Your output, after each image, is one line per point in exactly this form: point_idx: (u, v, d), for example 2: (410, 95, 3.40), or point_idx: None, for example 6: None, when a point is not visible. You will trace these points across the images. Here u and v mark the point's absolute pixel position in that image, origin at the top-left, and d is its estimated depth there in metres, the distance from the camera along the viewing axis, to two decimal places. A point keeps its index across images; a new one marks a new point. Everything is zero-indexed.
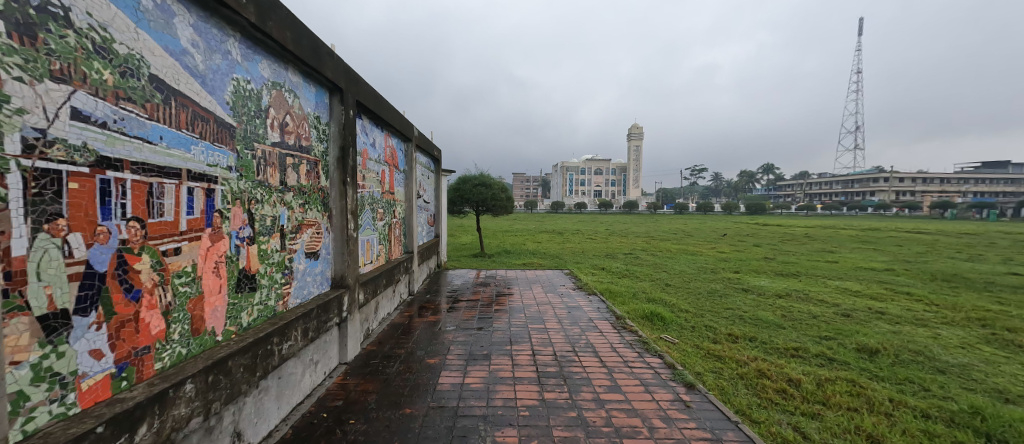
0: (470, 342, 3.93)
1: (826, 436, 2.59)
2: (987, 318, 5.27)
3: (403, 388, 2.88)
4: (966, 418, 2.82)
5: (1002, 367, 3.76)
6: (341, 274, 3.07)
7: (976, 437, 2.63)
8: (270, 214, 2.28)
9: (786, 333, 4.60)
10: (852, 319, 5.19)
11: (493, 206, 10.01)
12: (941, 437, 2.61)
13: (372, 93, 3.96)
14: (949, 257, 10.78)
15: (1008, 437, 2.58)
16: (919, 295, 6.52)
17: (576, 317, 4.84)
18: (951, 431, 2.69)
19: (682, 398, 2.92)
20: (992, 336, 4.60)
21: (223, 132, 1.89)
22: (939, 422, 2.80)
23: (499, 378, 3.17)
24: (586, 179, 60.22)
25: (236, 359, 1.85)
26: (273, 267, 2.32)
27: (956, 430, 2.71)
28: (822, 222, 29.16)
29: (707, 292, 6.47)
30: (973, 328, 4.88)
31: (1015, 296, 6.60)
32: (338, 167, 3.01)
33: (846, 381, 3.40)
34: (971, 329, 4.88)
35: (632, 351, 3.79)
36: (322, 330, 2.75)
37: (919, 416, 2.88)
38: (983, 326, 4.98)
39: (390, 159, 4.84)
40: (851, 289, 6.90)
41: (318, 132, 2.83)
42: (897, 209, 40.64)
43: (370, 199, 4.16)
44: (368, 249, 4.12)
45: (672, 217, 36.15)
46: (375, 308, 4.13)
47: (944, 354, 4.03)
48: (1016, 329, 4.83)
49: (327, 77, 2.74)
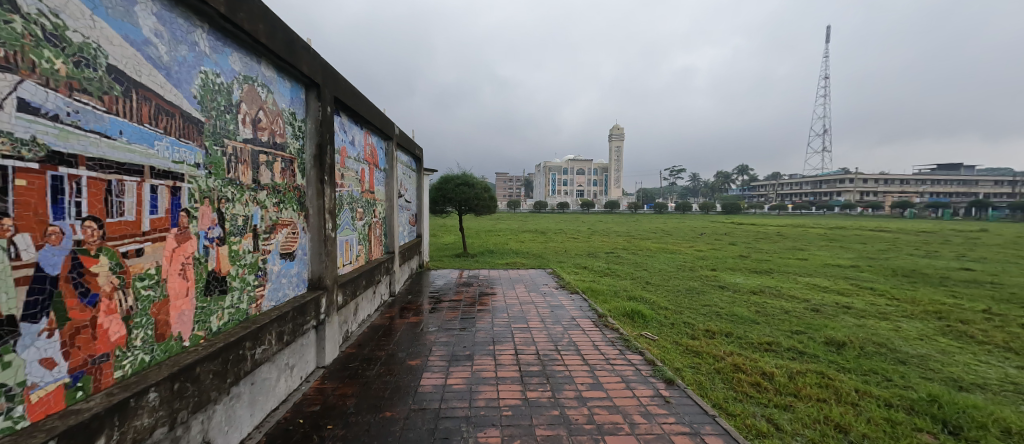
0: (452, 343, 3.88)
1: (799, 427, 2.66)
2: (942, 310, 5.53)
3: (383, 391, 2.82)
4: (924, 405, 2.94)
5: (957, 357, 3.95)
6: (318, 275, 2.98)
7: (933, 424, 2.75)
8: (242, 214, 2.19)
9: (760, 328, 4.71)
10: (821, 314, 5.37)
11: (476, 205, 9.96)
12: (902, 425, 2.71)
13: (351, 90, 3.86)
14: (910, 254, 11.28)
15: (963, 423, 2.70)
16: (883, 290, 6.79)
17: (559, 316, 4.85)
18: (911, 419, 2.79)
19: (662, 394, 2.95)
20: (946, 328, 4.83)
21: (190, 127, 1.79)
22: (901, 410, 2.91)
23: (482, 378, 3.14)
24: (568, 179, 60.65)
25: (205, 365, 1.77)
26: (244, 268, 2.23)
27: (916, 417, 2.82)
28: (793, 220, 30.15)
29: (685, 290, 6.58)
30: (931, 321, 5.11)
31: (969, 290, 6.95)
32: (315, 166, 2.92)
33: (816, 373, 3.50)
34: (930, 321, 5.11)
35: (613, 349, 3.81)
36: (298, 333, 2.66)
37: (882, 405, 2.99)
38: (939, 318, 5.23)
39: (370, 157, 4.74)
40: (820, 285, 7.14)
41: (294, 128, 2.74)
42: (864, 208, 42.34)
43: (349, 198, 4.07)
44: (347, 249, 4.02)
45: (651, 217, 36.71)
46: (354, 310, 4.03)
47: (905, 345, 4.21)
48: (970, 321, 5.09)
49: (303, 72, 2.66)
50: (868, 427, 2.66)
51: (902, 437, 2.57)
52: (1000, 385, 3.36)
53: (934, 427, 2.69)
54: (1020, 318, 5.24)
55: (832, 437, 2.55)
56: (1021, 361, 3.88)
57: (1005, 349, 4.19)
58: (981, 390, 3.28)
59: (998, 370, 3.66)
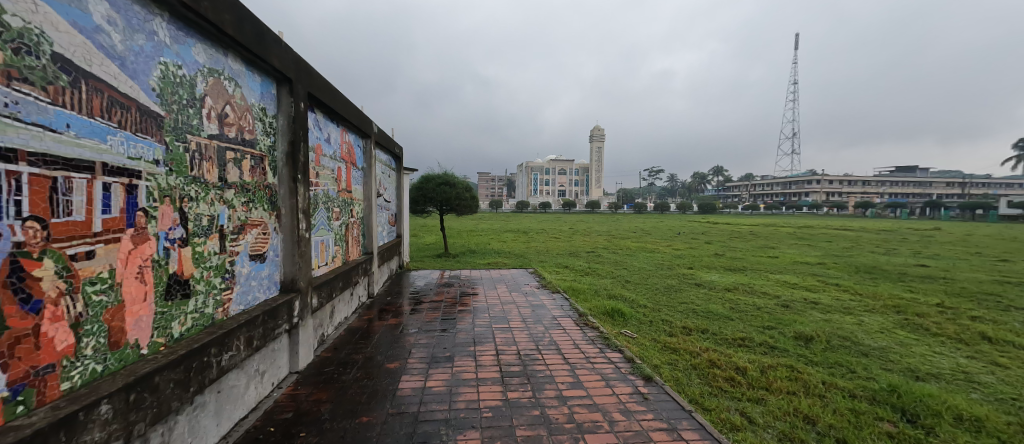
0: (433, 345, 3.82)
1: (770, 419, 2.71)
2: (901, 304, 5.78)
3: (359, 395, 2.74)
4: (885, 395, 3.04)
5: (914, 348, 4.12)
6: (292, 277, 2.87)
7: (893, 412, 2.85)
8: (207, 213, 2.08)
9: (734, 324, 4.81)
10: (790, 309, 5.53)
11: (457, 205, 9.88)
12: (865, 414, 2.80)
13: (326, 85, 3.74)
14: (872, 251, 11.77)
15: (920, 411, 2.81)
16: (847, 285, 7.06)
17: (540, 316, 4.84)
18: (873, 408, 2.89)
19: (640, 391, 2.97)
20: (903, 321, 5.05)
21: (147, 121, 1.69)
22: (863, 400, 3.00)
23: (462, 380, 3.09)
24: (549, 179, 60.98)
25: (165, 374, 1.68)
26: (210, 271, 2.12)
27: (878, 407, 2.92)
28: (765, 221, 31.04)
29: (663, 288, 6.68)
30: (890, 314, 5.33)
31: (924, 284, 7.29)
32: (287, 164, 2.81)
33: (786, 367, 3.58)
34: (888, 315, 5.33)
35: (593, 347, 3.82)
36: (269, 338, 2.55)
37: (847, 396, 3.08)
38: (897, 312, 5.46)
39: (346, 156, 4.62)
40: (790, 281, 7.36)
41: (264, 125, 2.63)
42: (831, 208, 44.01)
43: (324, 197, 3.95)
44: (323, 250, 3.90)
45: (630, 217, 37.21)
46: (330, 313, 3.92)
47: (867, 338, 4.37)
48: (925, 314, 5.33)
49: (274, 66, 2.55)
50: (834, 418, 2.74)
51: (865, 426, 2.66)
52: (953, 374, 3.52)
53: (894, 416, 2.79)
54: (970, 311, 5.52)
55: (801, 429, 2.61)
56: (972, 351, 4.08)
57: (956, 340, 4.41)
58: (936, 380, 3.43)
59: (951, 360, 3.84)
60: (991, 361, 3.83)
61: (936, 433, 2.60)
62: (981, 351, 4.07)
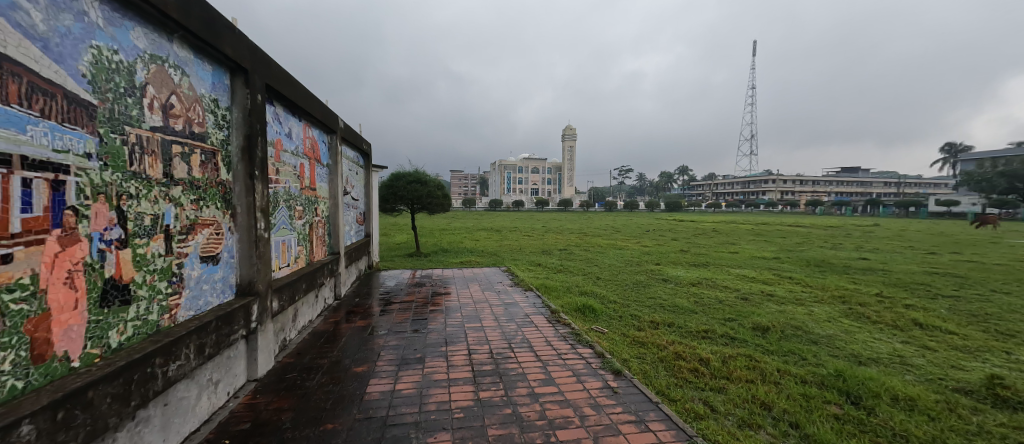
0: (403, 346, 3.72)
1: (730, 407, 2.79)
2: (846, 295, 6.13)
3: (324, 401, 2.62)
4: (832, 380, 3.19)
5: (857, 335, 4.37)
6: (249, 279, 2.71)
7: (839, 396, 3.00)
8: (150, 212, 1.92)
9: (698, 317, 4.95)
10: (749, 301, 5.76)
11: (428, 203, 9.71)
12: (815, 398, 2.94)
13: (286, 77, 3.55)
14: (821, 247, 12.44)
15: (862, 393, 2.97)
16: (799, 278, 7.42)
17: (513, 314, 4.82)
18: (822, 392, 3.03)
19: (610, 385, 2.99)
20: (848, 310, 5.35)
21: (77, 110, 1.53)
22: (813, 386, 3.15)
23: (433, 381, 3.01)
24: (521, 178, 61.18)
25: (100, 388, 1.53)
26: (154, 275, 1.96)
27: (826, 391, 3.06)
28: (726, 218, 32.26)
29: (632, 284, 6.80)
30: (837, 304, 5.64)
31: (864, 276, 7.78)
32: (243, 159, 2.64)
33: (745, 356, 3.71)
34: (835, 305, 5.64)
35: (565, 344, 3.83)
36: (223, 345, 2.40)
37: (799, 382, 3.22)
38: (842, 302, 5.80)
39: (309, 151, 4.43)
40: (749, 275, 7.68)
41: (216, 117, 2.46)
42: (787, 206, 46.31)
43: (285, 195, 3.76)
44: (284, 250, 3.72)
45: (600, 216, 37.80)
46: (292, 316, 3.74)
47: (817, 327, 4.59)
48: (866, 303, 5.68)
49: (226, 55, 2.39)
50: (787, 403, 2.85)
51: (814, 410, 2.78)
52: (891, 358, 3.75)
53: (840, 399, 2.94)
54: (904, 300, 5.92)
55: (758, 415, 2.70)
56: (907, 336, 4.37)
57: (893, 326, 4.71)
58: (876, 364, 3.65)
59: (889, 345, 4.09)
60: (922, 344, 4.11)
61: (876, 413, 2.75)
62: (914, 336, 4.36)
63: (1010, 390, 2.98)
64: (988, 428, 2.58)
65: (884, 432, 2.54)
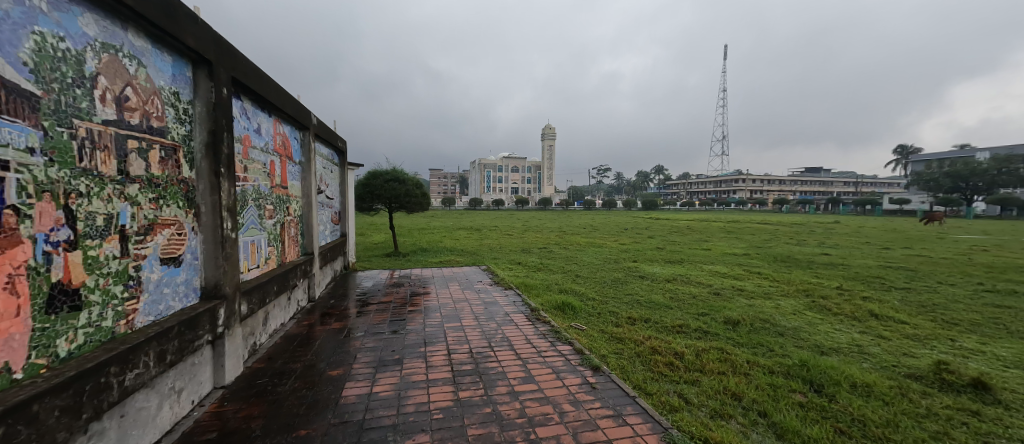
0: (381, 347, 3.64)
1: (703, 398, 2.85)
2: (810, 289, 6.38)
3: (297, 407, 2.53)
4: (797, 369, 3.31)
5: (820, 326, 4.55)
6: (214, 282, 2.59)
7: (804, 384, 3.10)
8: (104, 212, 1.80)
9: (673, 312, 5.05)
10: (721, 296, 5.92)
11: (407, 202, 9.56)
12: (781, 388, 3.03)
13: (253, 70, 3.41)
14: (787, 243, 12.92)
15: (824, 381, 3.09)
16: (767, 273, 7.68)
17: (493, 312, 4.80)
18: (788, 382, 3.13)
19: (589, 380, 3.00)
20: (812, 303, 5.57)
21: (18, 102, 1.42)
22: (780, 375, 3.25)
23: (412, 382, 2.95)
24: (501, 176, 61.14)
25: (46, 401, 1.43)
26: (109, 278, 1.84)
27: (792, 380, 3.17)
28: (699, 216, 33.08)
29: (610, 281, 6.88)
30: (801, 297, 5.87)
31: (826, 270, 8.12)
32: (207, 156, 2.52)
33: (717, 349, 3.80)
34: (800, 298, 5.87)
35: (545, 341, 3.84)
36: (187, 351, 2.28)
37: (767, 372, 3.32)
38: (806, 295, 6.03)
39: (280, 148, 4.27)
40: (721, 271, 7.90)
41: (177, 111, 2.33)
42: (757, 204, 47.92)
43: (254, 193, 3.62)
44: (253, 251, 3.57)
45: (578, 214, 38.17)
46: (263, 319, 3.60)
47: (783, 320, 4.75)
48: (828, 296, 5.93)
49: (187, 45, 2.27)
50: (755, 393, 2.93)
51: (781, 398, 2.86)
52: (850, 348, 3.91)
53: (804, 387, 3.04)
54: (863, 292, 6.21)
55: (730, 405, 2.76)
56: (864, 326, 4.58)
57: (851, 317, 4.93)
58: (837, 353, 3.80)
59: (848, 335, 4.28)
60: (879, 334, 4.31)
61: (836, 399, 2.86)
62: (870, 326, 4.57)
63: (953, 374, 3.13)
64: (935, 410, 2.71)
65: (844, 418, 2.63)
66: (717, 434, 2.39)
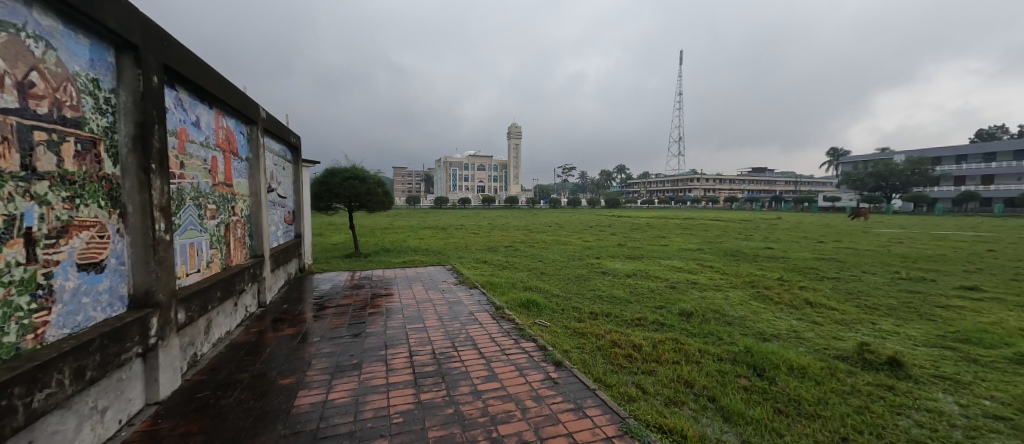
0: (338, 352, 3.48)
1: (659, 388, 2.93)
2: (755, 280, 6.76)
3: (243, 420, 2.36)
4: (743, 356, 3.48)
5: (763, 315, 4.82)
6: (145, 289, 2.36)
7: (748, 369, 3.27)
8: (3, 213, 1.59)
9: (632, 306, 5.19)
10: (676, 289, 6.15)
11: (367, 201, 9.24)
12: (728, 373, 3.17)
13: (190, 57, 3.15)
14: (737, 238, 13.63)
15: (765, 365, 3.27)
16: (718, 267, 8.06)
17: (457, 312, 4.72)
18: (734, 367, 3.27)
19: (551, 376, 3.01)
20: (757, 293, 5.90)
21: None
22: (726, 361, 3.40)
23: (370, 387, 2.84)
24: (465, 175, 60.70)
25: None
26: (12, 288, 1.64)
27: (737, 365, 3.32)
28: (658, 214, 34.28)
29: (573, 277, 6.98)
30: (748, 288, 6.21)
31: (770, 263, 8.64)
32: (134, 150, 2.28)
33: (671, 340, 3.93)
34: (747, 289, 6.20)
35: (509, 339, 3.81)
36: (113, 365, 2.06)
37: (716, 359, 3.46)
38: (752, 286, 6.39)
39: (223, 143, 3.98)
40: (677, 265, 8.22)
41: (96, 100, 2.10)
42: (710, 202, 50.40)
43: (193, 191, 3.34)
44: (192, 254, 3.30)
45: (542, 211, 38.48)
46: (204, 327, 3.34)
47: (731, 310, 5.00)
48: (771, 286, 6.31)
49: (108, 26, 2.06)
50: (705, 379, 3.04)
51: (728, 383, 3.00)
52: (789, 334, 4.16)
53: (748, 372, 3.20)
54: (800, 282, 6.66)
55: (683, 393, 2.86)
56: (801, 313, 4.90)
57: (790, 305, 5.26)
58: (778, 339, 4.03)
59: (787, 322, 4.56)
60: (814, 320, 4.62)
61: (776, 381, 3.02)
62: (806, 313, 4.90)
63: (874, 354, 3.39)
64: (858, 387, 2.91)
65: (782, 398, 2.78)
66: (671, 420, 2.46)
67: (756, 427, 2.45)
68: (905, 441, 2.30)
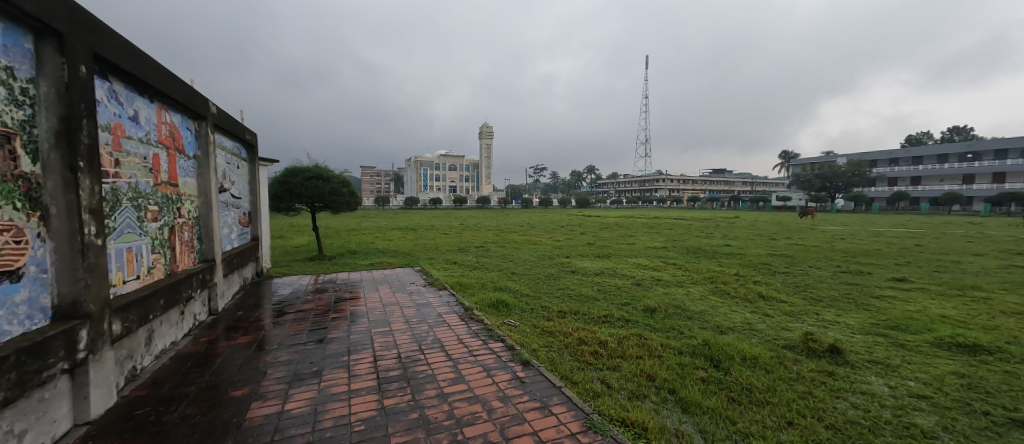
0: (297, 360, 3.32)
1: (622, 382, 2.99)
2: (715, 276, 7.07)
3: (188, 436, 2.21)
4: (701, 349, 3.62)
5: (720, 309, 5.04)
6: (73, 299, 2.17)
7: (705, 361, 3.40)
8: None
9: (599, 303, 5.28)
10: (642, 286, 6.33)
11: (331, 201, 8.91)
12: (687, 366, 3.28)
13: (125, 46, 2.92)
14: (698, 236, 14.22)
15: (721, 357, 3.42)
16: (681, 263, 8.37)
17: (425, 314, 4.63)
18: (693, 360, 3.40)
19: (518, 375, 3.01)
20: (715, 288, 6.17)
21: None
22: (686, 354, 3.53)
23: (331, 395, 2.73)
24: (432, 175, 59.93)
25: None
26: None
27: (696, 358, 3.45)
28: (624, 214, 35.17)
29: (543, 276, 7.03)
30: (707, 284, 6.49)
31: (728, 259, 9.07)
32: (58, 146, 2.09)
33: (636, 336, 4.03)
34: (706, 284, 6.48)
35: (477, 340, 3.78)
36: (32, 384, 1.88)
37: (677, 353, 3.58)
38: (712, 281, 6.68)
39: (167, 140, 3.72)
40: (643, 263, 8.47)
41: (10, 90, 1.91)
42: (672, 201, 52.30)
43: (131, 192, 3.10)
44: (130, 260, 3.06)
45: (511, 212, 38.58)
46: (145, 338, 3.11)
47: (692, 305, 5.20)
48: (729, 281, 6.62)
49: (24, 9, 1.88)
50: (666, 372, 3.14)
51: (687, 375, 3.10)
52: (743, 326, 4.37)
53: (705, 364, 3.33)
54: (755, 277, 7.02)
55: (645, 386, 2.93)
56: (755, 306, 5.17)
57: (745, 299, 5.54)
58: (733, 331, 4.23)
59: (741, 315, 4.80)
60: (765, 312, 4.89)
61: (731, 372, 3.17)
62: (759, 306, 5.17)
63: (817, 343, 3.62)
64: (803, 374, 3.10)
65: (736, 387, 2.91)
66: (633, 413, 2.52)
67: (712, 416, 2.56)
68: (842, 422, 2.46)
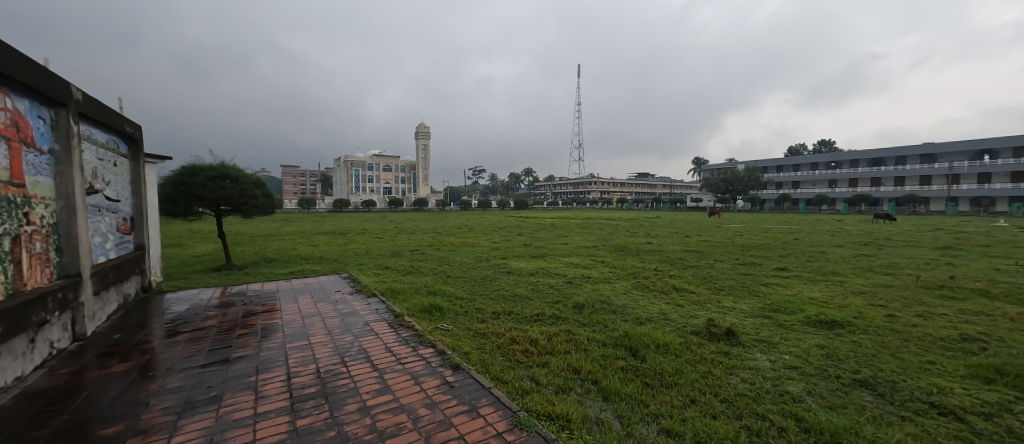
0: (191, 386, 2.91)
1: (550, 378, 3.06)
2: (637, 271, 7.58)
3: None
4: (622, 339, 3.83)
5: (640, 302, 5.40)
6: None
7: (625, 350, 3.61)
8: None
9: (531, 303, 5.37)
10: (571, 284, 6.56)
11: (240, 204, 8.02)
12: (609, 357, 3.46)
13: None
14: (625, 235, 15.19)
15: (639, 346, 3.65)
16: (608, 261, 8.83)
17: (350, 324, 4.34)
18: (615, 351, 3.58)
19: (448, 380, 2.94)
20: (637, 283, 6.61)
21: None
22: (609, 346, 3.71)
23: (231, 421, 2.44)
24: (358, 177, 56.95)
25: None
26: None
27: (618, 349, 3.64)
28: (554, 215, 36.43)
29: (478, 279, 6.97)
30: (630, 279, 6.92)
31: (649, 256, 9.78)
32: None
33: (565, 332, 4.15)
34: (629, 279, 6.91)
35: (406, 347, 3.63)
36: None
37: (600, 345, 3.76)
38: (634, 277, 7.14)
39: (6, 130, 3.06)
40: (575, 262, 8.80)
41: None
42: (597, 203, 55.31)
43: None
44: None
45: (443, 215, 37.99)
46: None
47: (616, 299, 5.50)
48: (649, 276, 7.12)
49: None
50: (590, 364, 3.27)
51: (608, 366, 3.27)
52: (659, 317, 4.72)
53: (625, 353, 3.54)
54: (671, 271, 7.64)
55: (571, 379, 3.03)
56: (670, 298, 5.62)
57: (661, 291, 6.01)
58: (650, 321, 4.56)
59: (657, 306, 5.20)
60: (678, 303, 5.34)
61: (647, 359, 3.40)
62: (672, 297, 5.64)
63: (717, 327, 4.02)
64: (704, 356, 3.42)
65: (650, 373, 3.13)
66: (558, 407, 2.58)
67: (628, 401, 2.71)
68: (733, 395, 2.76)
